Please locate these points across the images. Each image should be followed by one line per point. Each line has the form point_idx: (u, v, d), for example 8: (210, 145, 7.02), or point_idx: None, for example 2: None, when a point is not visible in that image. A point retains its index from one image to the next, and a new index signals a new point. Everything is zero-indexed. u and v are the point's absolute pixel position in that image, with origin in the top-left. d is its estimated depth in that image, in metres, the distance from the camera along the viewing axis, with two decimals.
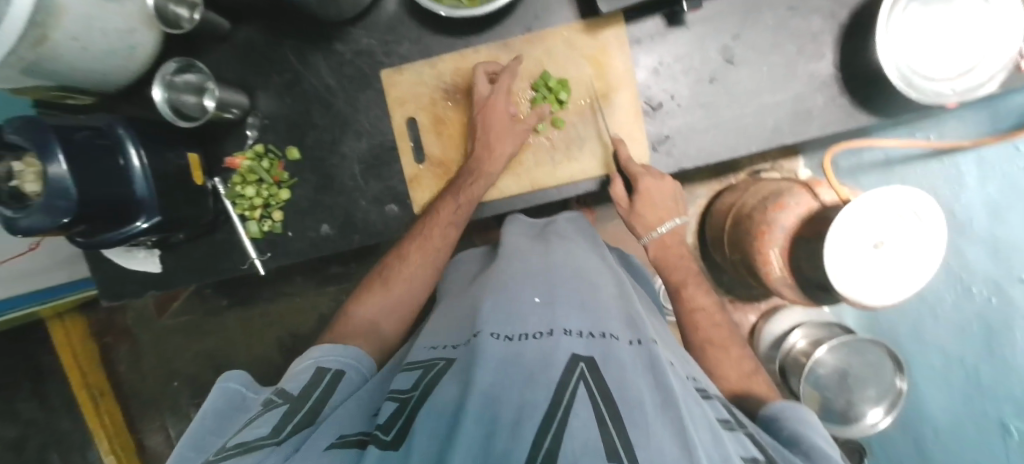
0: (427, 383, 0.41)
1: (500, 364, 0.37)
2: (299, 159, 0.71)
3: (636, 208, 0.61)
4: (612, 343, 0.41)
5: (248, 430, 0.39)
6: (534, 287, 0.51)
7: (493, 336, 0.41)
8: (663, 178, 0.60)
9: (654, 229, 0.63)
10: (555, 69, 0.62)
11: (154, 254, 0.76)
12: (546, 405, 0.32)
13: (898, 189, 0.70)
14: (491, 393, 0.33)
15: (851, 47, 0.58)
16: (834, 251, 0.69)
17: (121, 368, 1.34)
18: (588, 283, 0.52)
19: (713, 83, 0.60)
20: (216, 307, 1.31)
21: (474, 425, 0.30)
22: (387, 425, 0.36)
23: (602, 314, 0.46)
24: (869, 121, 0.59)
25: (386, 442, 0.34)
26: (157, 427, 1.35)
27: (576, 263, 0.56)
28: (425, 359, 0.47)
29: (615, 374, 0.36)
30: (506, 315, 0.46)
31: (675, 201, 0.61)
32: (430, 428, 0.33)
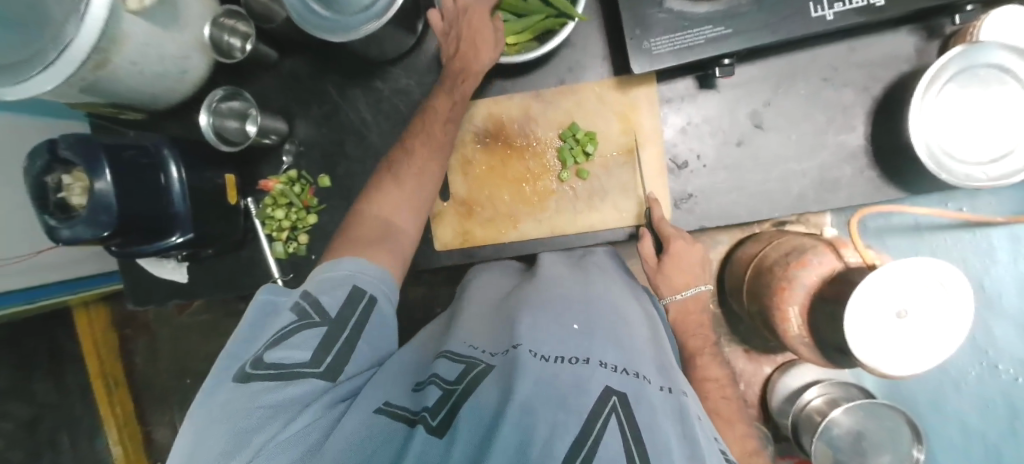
0: (471, 380, 0.40)
1: (539, 381, 0.38)
2: (329, 186, 0.73)
3: (665, 266, 0.61)
4: (645, 385, 0.41)
5: (286, 348, 0.41)
6: (575, 312, 0.51)
7: (532, 353, 0.42)
8: (694, 243, 0.60)
9: (677, 292, 0.63)
10: (584, 121, 0.63)
11: (182, 265, 0.78)
12: (577, 432, 0.33)
13: (924, 260, 0.68)
14: (528, 407, 0.35)
15: (882, 122, 0.58)
16: (855, 320, 0.67)
17: (138, 361, 1.38)
18: (623, 318, 0.52)
19: (740, 146, 0.61)
20: (234, 311, 1.34)
21: (511, 433, 0.33)
22: (434, 409, 0.38)
23: (637, 355, 0.46)
24: (896, 195, 0.58)
25: (432, 427, 0.36)
26: (166, 421, 1.38)
27: (613, 293, 0.56)
28: (466, 354, 0.46)
29: (647, 415, 0.37)
30: (547, 335, 0.46)
31: (703, 268, 0.62)
32: (470, 431, 0.35)
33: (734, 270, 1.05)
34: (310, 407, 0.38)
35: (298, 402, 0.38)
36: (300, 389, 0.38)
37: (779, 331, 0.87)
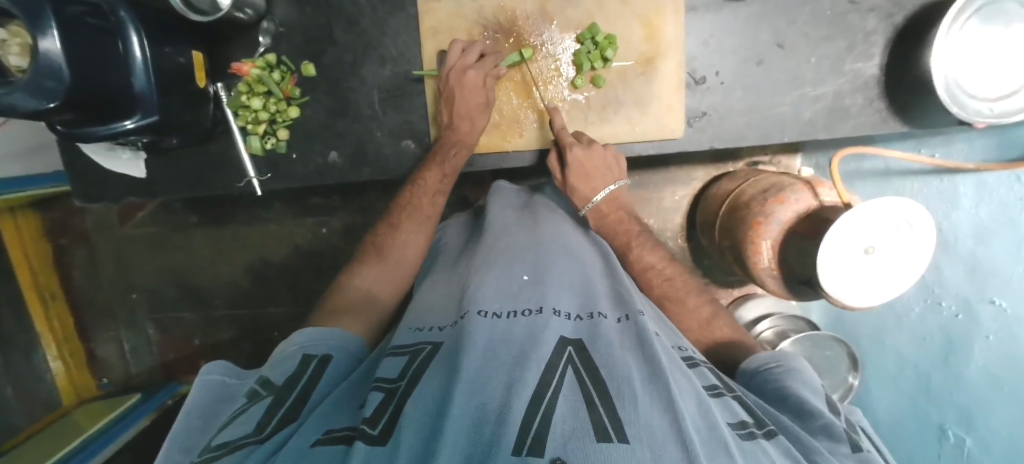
0: (415, 370, 0.36)
1: (489, 346, 0.35)
2: (313, 76, 0.66)
3: (571, 183, 0.60)
4: (600, 321, 0.40)
5: (231, 427, 0.35)
6: (524, 263, 0.48)
7: (481, 314, 0.39)
8: (591, 145, 0.59)
9: (590, 200, 0.60)
10: (604, 23, 0.59)
11: (140, 159, 0.69)
12: (534, 386, 0.31)
13: (877, 204, 0.71)
14: (479, 378, 0.31)
15: (901, 52, 0.58)
16: (827, 256, 0.71)
17: (76, 274, 1.28)
18: (576, 260, 0.51)
19: (760, 66, 0.59)
20: (184, 223, 1.25)
21: (460, 411, 0.28)
22: (373, 417, 0.31)
23: (593, 294, 0.46)
24: (897, 129, 0.60)
25: (373, 437, 0.29)
26: (111, 338, 1.31)
27: (565, 240, 0.55)
28: (408, 344, 0.41)
29: (605, 352, 0.35)
30: (496, 292, 0.43)
31: (610, 168, 0.60)
32: (418, 416, 0.30)
33: (708, 206, 1.09)
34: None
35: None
36: (233, 463, 0.31)
37: (748, 266, 0.91)
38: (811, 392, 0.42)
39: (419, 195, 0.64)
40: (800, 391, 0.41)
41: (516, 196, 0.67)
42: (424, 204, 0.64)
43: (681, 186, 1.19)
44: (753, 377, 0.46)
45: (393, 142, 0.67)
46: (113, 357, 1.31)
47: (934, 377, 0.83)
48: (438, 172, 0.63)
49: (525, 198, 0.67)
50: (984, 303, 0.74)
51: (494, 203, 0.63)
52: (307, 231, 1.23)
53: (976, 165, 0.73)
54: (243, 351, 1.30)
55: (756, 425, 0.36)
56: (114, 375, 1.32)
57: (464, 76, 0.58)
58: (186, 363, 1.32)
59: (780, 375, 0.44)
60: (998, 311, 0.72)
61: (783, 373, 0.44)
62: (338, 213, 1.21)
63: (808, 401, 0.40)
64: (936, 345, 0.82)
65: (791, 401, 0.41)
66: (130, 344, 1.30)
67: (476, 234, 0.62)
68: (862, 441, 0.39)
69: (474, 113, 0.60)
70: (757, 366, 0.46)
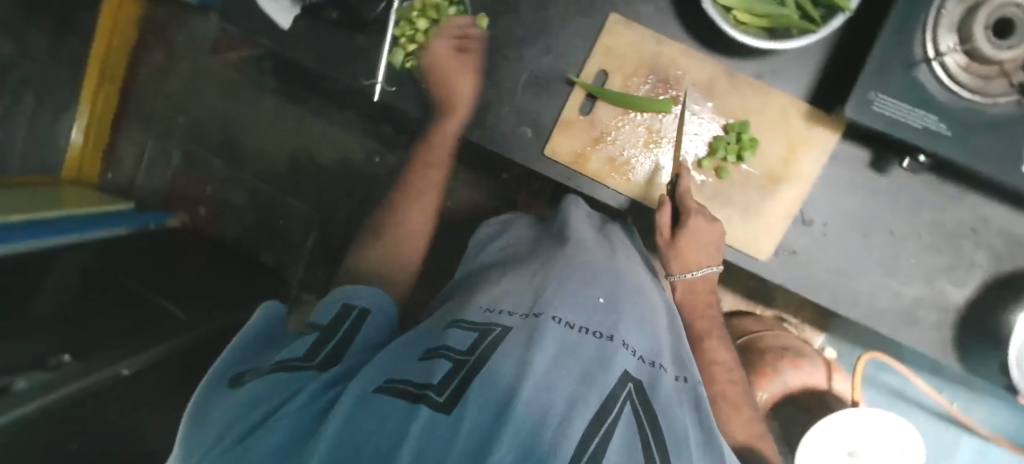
0: (484, 350, 0.36)
1: (557, 354, 0.37)
2: (482, 29, 0.68)
3: (680, 245, 0.59)
4: (660, 374, 0.41)
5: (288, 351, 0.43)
6: (600, 285, 0.50)
7: (555, 321, 0.41)
8: (713, 222, 0.59)
9: (688, 271, 0.62)
10: (755, 127, 0.62)
11: (293, 12, 0.69)
12: (595, 409, 0.32)
13: (880, 415, 0.75)
14: (544, 384, 0.33)
15: (992, 297, 0.60)
16: (810, 442, 0.74)
17: (142, 71, 1.30)
18: (646, 305, 0.52)
19: (865, 239, 0.61)
20: (263, 84, 1.28)
21: (524, 413, 0.29)
22: (440, 386, 0.32)
23: (655, 345, 0.47)
24: (954, 361, 0.61)
25: (438, 404, 0.30)
26: (136, 142, 1.33)
27: (640, 282, 0.56)
28: (477, 321, 0.42)
29: (663, 408, 0.37)
30: (573, 301, 0.45)
31: (717, 247, 0.60)
32: (482, 399, 0.30)
33: None
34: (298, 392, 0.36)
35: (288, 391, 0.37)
36: (288, 377, 0.39)
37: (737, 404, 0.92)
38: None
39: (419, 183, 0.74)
40: None
41: (588, 216, 0.68)
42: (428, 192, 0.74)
43: None
44: None
45: (513, 123, 0.68)
46: (129, 160, 1.33)
47: None
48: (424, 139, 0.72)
49: (597, 221, 0.68)
50: None
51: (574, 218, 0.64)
52: (364, 152, 1.25)
53: None
54: (242, 222, 1.30)
55: None
56: (121, 175, 1.33)
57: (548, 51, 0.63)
58: (187, 203, 1.32)
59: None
60: None
61: None
62: (400, 151, 1.23)
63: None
64: None
65: None
66: (149, 154, 1.32)
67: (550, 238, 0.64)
68: None
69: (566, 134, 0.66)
70: None
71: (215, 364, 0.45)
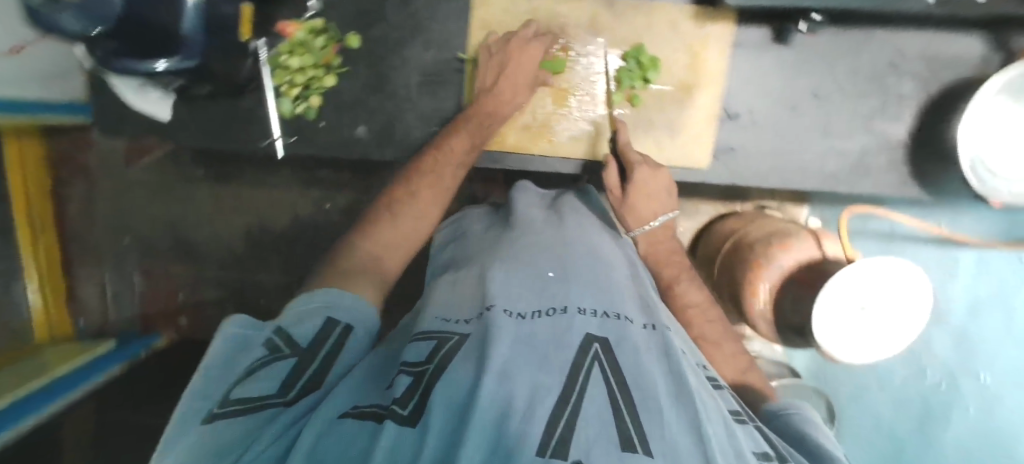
0: (443, 355, 0.36)
1: (514, 342, 0.36)
2: (356, 48, 0.66)
3: (631, 198, 0.59)
4: (626, 325, 0.41)
5: (253, 382, 0.34)
6: (549, 261, 0.49)
7: (506, 313, 0.40)
8: (658, 169, 0.58)
9: (644, 224, 0.59)
10: (651, 46, 0.61)
11: (168, 99, 0.67)
12: (559, 389, 0.32)
13: (885, 259, 0.74)
14: (506, 370, 0.32)
15: (931, 120, 0.59)
16: (822, 314, 0.73)
17: (71, 208, 1.27)
18: (600, 261, 0.51)
19: (793, 112, 0.61)
20: (190, 175, 1.24)
21: (487, 406, 0.28)
22: (404, 399, 0.31)
23: (616, 296, 0.46)
24: (916, 194, 0.61)
25: (403, 417, 0.29)
26: (94, 278, 1.28)
27: (590, 237, 0.55)
28: (432, 331, 0.41)
29: (631, 358, 0.36)
30: (518, 288, 0.44)
31: (669, 193, 0.60)
32: (446, 402, 0.30)
33: (711, 241, 1.10)
34: (261, 434, 0.29)
35: (249, 438, 0.30)
36: (262, 419, 0.31)
37: (743, 305, 0.92)
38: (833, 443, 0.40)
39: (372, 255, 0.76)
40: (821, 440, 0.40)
41: (541, 197, 0.68)
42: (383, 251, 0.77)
43: (687, 217, 1.21)
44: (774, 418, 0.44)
45: (423, 126, 0.67)
46: (94, 298, 1.29)
47: (909, 446, 0.86)
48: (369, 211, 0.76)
49: (551, 198, 0.68)
50: (969, 376, 0.80)
51: (518, 200, 0.64)
52: (312, 203, 1.22)
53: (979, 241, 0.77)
54: (225, 313, 1.28)
55: (779, 460, 0.33)
56: (92, 316, 1.29)
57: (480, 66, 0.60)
58: (167, 316, 1.30)
59: (799, 423, 0.42)
60: (982, 387, 0.79)
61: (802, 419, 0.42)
62: (345, 190, 1.21)
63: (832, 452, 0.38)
64: (914, 410, 0.85)
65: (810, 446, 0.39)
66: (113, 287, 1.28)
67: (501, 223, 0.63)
68: None
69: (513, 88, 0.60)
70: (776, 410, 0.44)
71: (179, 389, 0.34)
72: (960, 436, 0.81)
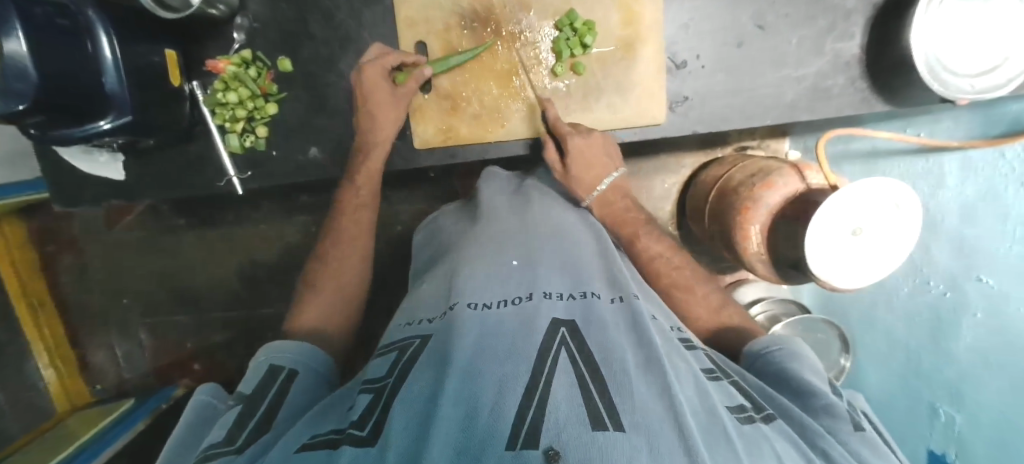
0: (402, 368, 0.37)
1: (479, 337, 0.36)
2: (290, 72, 0.65)
3: (572, 171, 0.60)
4: (593, 301, 0.41)
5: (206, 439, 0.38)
6: (514, 249, 0.49)
7: (471, 307, 0.40)
8: (591, 134, 0.59)
9: (593, 190, 0.60)
10: (584, 9, 0.59)
11: (117, 160, 0.68)
12: (527, 375, 0.31)
13: (879, 180, 0.72)
14: (470, 370, 0.32)
15: (883, 30, 0.57)
16: (815, 234, 0.71)
17: (65, 281, 1.26)
18: (566, 243, 0.51)
19: (740, 49, 0.59)
20: (172, 226, 1.24)
21: (451, 409, 0.29)
22: (361, 421, 0.33)
23: (583, 274, 0.46)
24: (881, 108, 0.60)
25: (362, 439, 0.30)
26: (102, 345, 1.29)
27: (556, 220, 0.55)
28: (397, 340, 0.43)
29: (598, 334, 0.36)
30: (487, 281, 0.44)
31: (609, 155, 0.60)
32: (406, 416, 0.30)
33: (698, 192, 1.09)
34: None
35: None
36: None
37: (738, 250, 0.91)
38: (813, 373, 0.44)
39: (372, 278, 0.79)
40: (802, 374, 0.43)
41: (507, 184, 0.66)
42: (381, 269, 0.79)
43: (670, 173, 1.19)
44: (756, 360, 0.47)
45: None
46: (106, 364, 1.29)
47: (925, 358, 0.83)
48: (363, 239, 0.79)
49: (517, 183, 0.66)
50: (970, 280, 0.74)
51: (486, 190, 0.63)
52: (297, 230, 1.22)
53: (961, 143, 0.71)
54: (235, 354, 1.28)
55: (752, 410, 0.36)
56: (108, 380, 1.29)
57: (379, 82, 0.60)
58: (180, 367, 1.30)
59: (780, 359, 0.45)
60: (986, 288, 0.71)
61: (784, 355, 0.45)
62: (327, 211, 1.20)
63: (811, 382, 0.42)
64: (924, 322, 0.82)
65: (793, 383, 0.42)
66: (122, 351, 1.29)
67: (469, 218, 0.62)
68: (861, 420, 0.40)
69: (376, 108, 0.60)
70: (759, 348, 0.48)
71: None
72: (973, 345, 0.74)
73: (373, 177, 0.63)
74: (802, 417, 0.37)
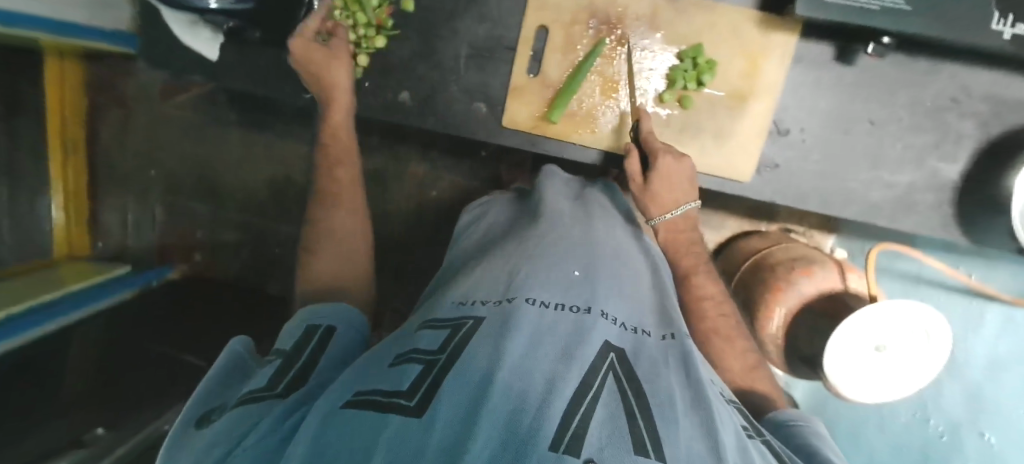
0: (455, 344, 0.36)
1: (533, 336, 0.36)
2: (410, 13, 0.65)
3: (653, 186, 0.58)
4: (644, 339, 0.41)
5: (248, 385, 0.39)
6: (576, 260, 0.49)
7: (529, 302, 0.40)
8: (682, 158, 0.58)
9: (667, 212, 0.59)
10: (709, 48, 0.59)
11: (217, 40, 0.69)
12: (575, 388, 0.31)
13: (914, 306, 0.72)
14: (521, 369, 0.32)
15: (990, 164, 0.57)
16: (836, 347, 0.72)
17: (105, 135, 1.28)
18: (625, 268, 0.51)
19: (845, 136, 0.59)
20: (223, 118, 1.25)
21: (500, 399, 0.28)
22: (409, 389, 0.31)
23: (639, 307, 0.46)
24: (957, 238, 0.60)
25: (408, 408, 0.29)
26: (117, 206, 1.31)
27: (618, 243, 0.55)
28: (449, 317, 0.42)
29: (647, 369, 0.36)
30: (547, 281, 0.44)
31: (689, 184, 0.59)
32: (455, 392, 0.30)
33: (731, 256, 1.09)
34: (261, 416, 0.33)
35: (249, 419, 0.33)
36: (254, 409, 0.35)
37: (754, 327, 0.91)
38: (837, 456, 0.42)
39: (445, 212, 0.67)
40: (827, 453, 0.41)
41: (569, 188, 0.68)
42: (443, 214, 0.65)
43: (710, 229, 1.19)
44: (779, 427, 0.46)
45: (465, 100, 0.67)
46: (116, 225, 1.32)
47: None
48: None
49: (577, 190, 0.68)
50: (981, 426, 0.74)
51: (548, 189, 0.65)
52: None
53: None
54: (241, 258, 1.30)
55: None
56: (111, 240, 1.32)
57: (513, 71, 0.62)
58: (183, 253, 1.32)
59: (807, 434, 0.44)
60: None
61: (809, 432, 0.44)
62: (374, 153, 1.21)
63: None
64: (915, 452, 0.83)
65: (819, 459, 0.41)
66: (133, 216, 1.31)
67: (531, 213, 0.63)
68: None
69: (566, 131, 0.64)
70: (784, 419, 0.47)
71: (179, 417, 0.38)
72: None
73: None
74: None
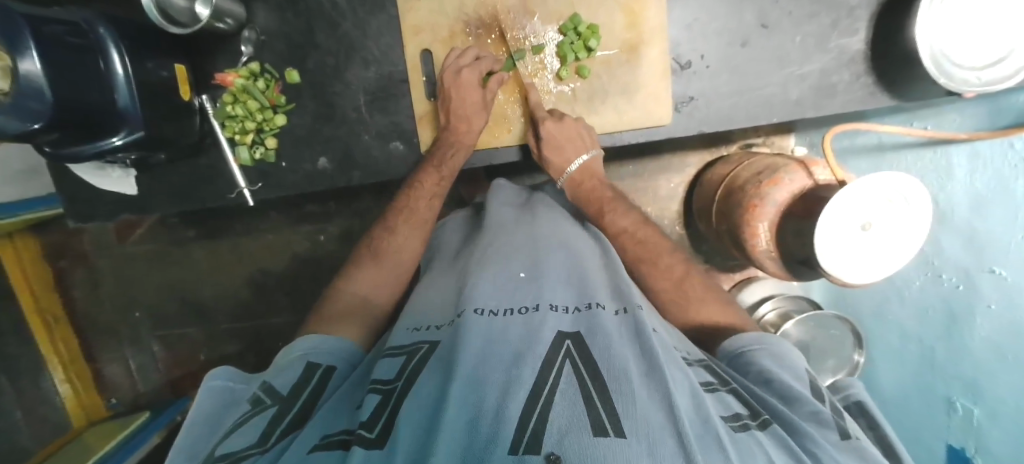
0: (411, 372, 0.38)
1: (484, 341, 0.36)
2: (297, 83, 0.66)
3: (545, 156, 0.62)
4: (598, 312, 0.41)
5: (235, 436, 0.37)
6: (520, 260, 0.50)
7: (477, 312, 0.40)
8: (566, 120, 0.60)
9: (565, 170, 0.63)
10: (587, 14, 0.60)
11: (130, 175, 0.70)
12: (531, 384, 0.31)
13: (884, 174, 0.70)
14: (476, 373, 0.33)
15: (889, 25, 0.57)
16: (824, 233, 0.70)
17: (77, 294, 1.26)
18: (574, 257, 0.52)
19: (744, 48, 0.59)
20: (181, 238, 1.25)
21: (456, 411, 0.29)
22: (370, 422, 0.33)
23: (590, 286, 0.47)
24: (888, 103, 0.59)
25: (370, 440, 0.31)
26: (116, 357, 1.29)
27: (562, 234, 0.56)
28: (404, 344, 0.44)
29: (602, 343, 0.36)
30: (493, 291, 0.44)
31: (582, 137, 0.61)
32: (413, 419, 0.31)
33: (704, 190, 1.09)
34: None
35: None
36: None
37: (747, 248, 0.89)
38: (792, 375, 0.44)
39: (415, 198, 0.65)
40: (780, 375, 0.43)
41: (515, 194, 0.69)
42: (421, 208, 0.66)
43: (676, 172, 1.19)
44: (738, 358, 0.48)
45: (381, 144, 0.68)
46: (120, 376, 1.30)
47: (940, 352, 0.80)
48: (435, 174, 0.64)
49: (525, 196, 0.68)
50: (983, 272, 0.70)
51: (493, 201, 0.65)
52: (305, 239, 1.22)
53: (970, 134, 0.69)
54: (247, 364, 1.28)
55: (750, 418, 0.36)
56: (123, 392, 1.30)
57: (460, 76, 0.61)
58: (191, 379, 1.30)
59: (760, 360, 0.46)
60: (999, 280, 0.67)
61: (767, 356, 0.46)
62: (336, 218, 1.20)
63: (796, 388, 0.41)
64: (939, 317, 0.79)
65: (773, 383, 0.43)
66: (136, 362, 1.29)
67: (476, 229, 0.63)
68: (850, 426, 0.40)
69: (471, 112, 0.62)
70: (740, 349, 0.48)
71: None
72: (988, 340, 0.70)
73: (456, 170, 0.64)
74: (788, 417, 0.37)
